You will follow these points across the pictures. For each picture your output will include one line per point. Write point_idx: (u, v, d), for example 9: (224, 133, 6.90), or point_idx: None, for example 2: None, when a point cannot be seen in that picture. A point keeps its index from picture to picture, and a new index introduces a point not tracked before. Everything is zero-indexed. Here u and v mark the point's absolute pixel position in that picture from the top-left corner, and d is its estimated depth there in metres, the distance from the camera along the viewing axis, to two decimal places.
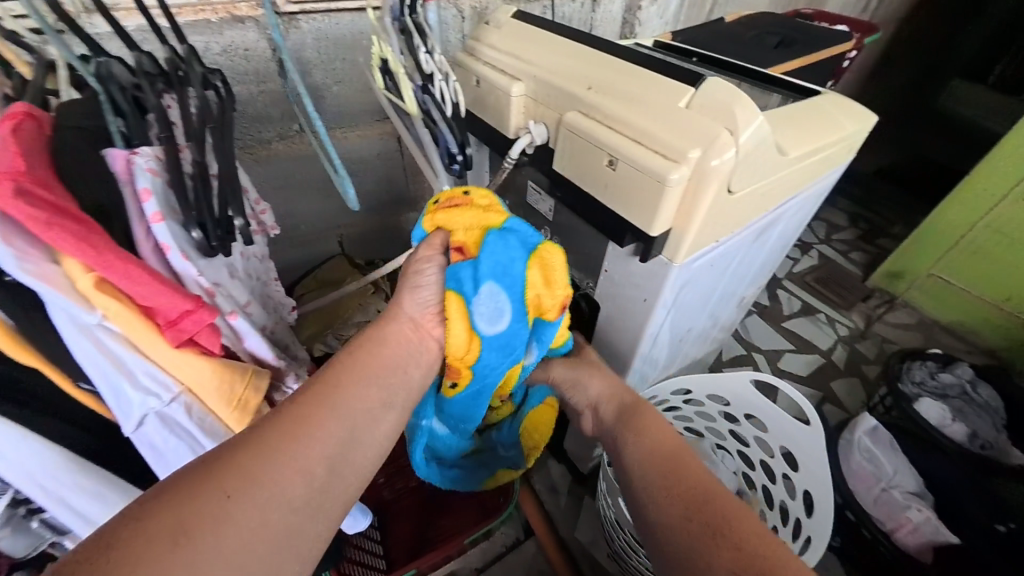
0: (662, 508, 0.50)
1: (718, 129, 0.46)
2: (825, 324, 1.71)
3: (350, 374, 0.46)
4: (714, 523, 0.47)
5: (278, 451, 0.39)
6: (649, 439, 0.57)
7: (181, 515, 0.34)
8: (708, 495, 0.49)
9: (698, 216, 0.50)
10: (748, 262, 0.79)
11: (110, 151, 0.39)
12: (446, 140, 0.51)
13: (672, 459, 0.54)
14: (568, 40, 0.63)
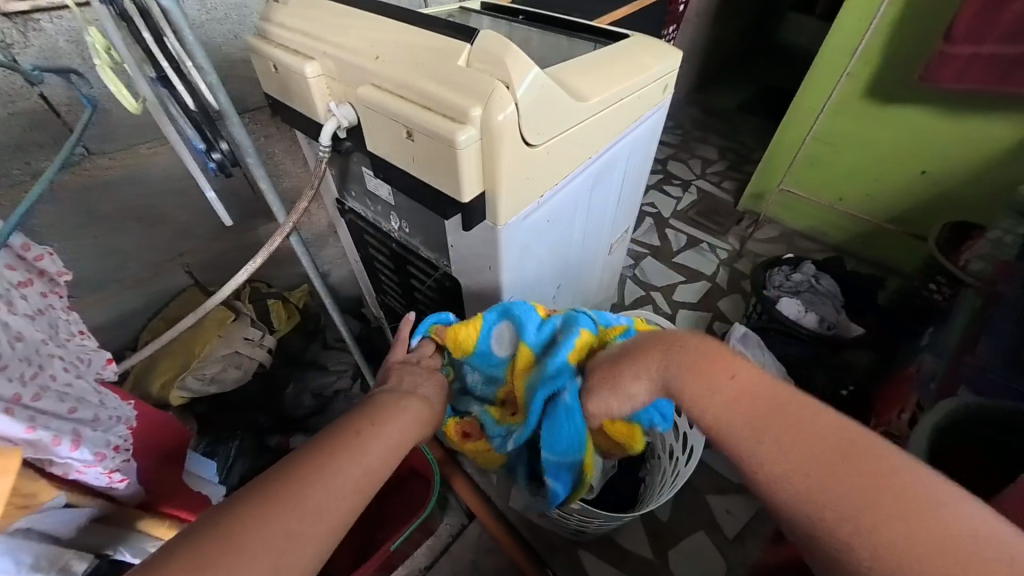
0: (786, 472, 0.36)
1: (494, 83, 0.45)
2: (708, 252, 1.88)
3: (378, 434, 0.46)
4: (914, 505, 0.32)
5: (348, 450, 0.43)
6: (724, 394, 0.41)
7: (274, 496, 0.37)
8: (844, 447, 0.35)
9: (503, 174, 0.49)
10: (600, 210, 0.83)
11: None
12: (192, 140, 0.49)
13: (790, 414, 0.38)
14: (354, 10, 0.58)
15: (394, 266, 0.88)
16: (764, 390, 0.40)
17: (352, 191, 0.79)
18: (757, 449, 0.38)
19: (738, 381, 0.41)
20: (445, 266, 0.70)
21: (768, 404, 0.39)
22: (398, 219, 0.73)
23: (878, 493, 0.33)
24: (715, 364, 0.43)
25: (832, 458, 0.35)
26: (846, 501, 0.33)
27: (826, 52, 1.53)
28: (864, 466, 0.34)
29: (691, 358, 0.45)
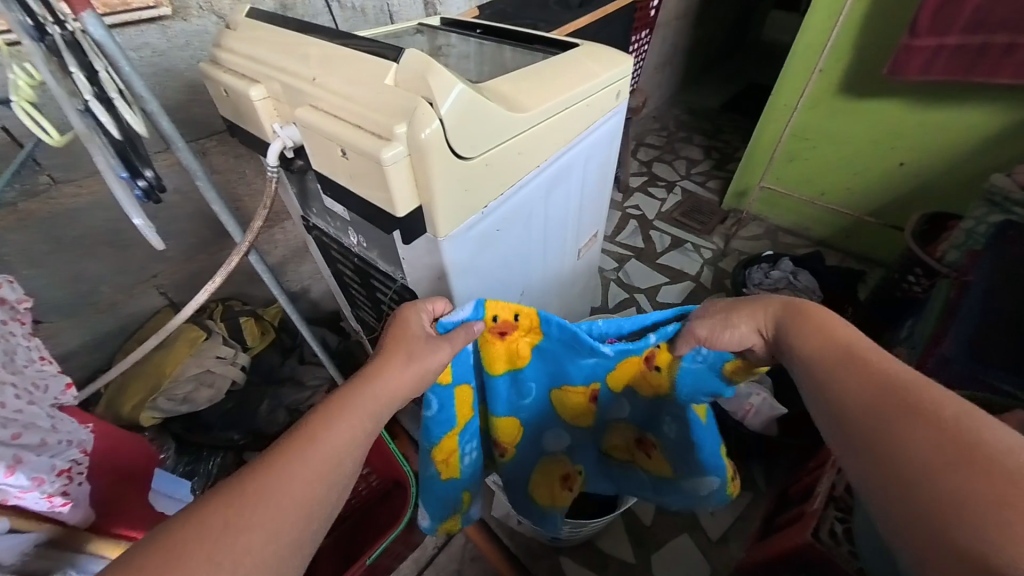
0: (900, 429, 0.38)
1: (418, 101, 0.46)
2: (692, 252, 1.89)
3: (348, 405, 0.48)
4: (976, 448, 0.35)
5: (296, 461, 0.43)
6: (844, 368, 0.45)
7: (271, 463, 0.42)
8: (960, 424, 0.37)
9: (436, 189, 0.50)
10: (561, 218, 0.84)
11: None
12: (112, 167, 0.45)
13: (868, 363, 0.44)
14: (296, 35, 0.60)
15: (361, 280, 0.89)
16: (862, 346, 0.46)
17: (313, 207, 0.81)
18: (832, 381, 0.45)
19: (828, 337, 0.48)
20: (401, 278, 0.70)
21: (850, 352, 0.46)
22: (354, 233, 0.74)
23: (932, 426, 0.37)
24: (814, 324, 0.51)
25: (887, 398, 0.41)
26: (901, 431, 0.38)
27: (797, 49, 1.54)
28: (933, 407, 0.38)
29: (789, 316, 0.53)
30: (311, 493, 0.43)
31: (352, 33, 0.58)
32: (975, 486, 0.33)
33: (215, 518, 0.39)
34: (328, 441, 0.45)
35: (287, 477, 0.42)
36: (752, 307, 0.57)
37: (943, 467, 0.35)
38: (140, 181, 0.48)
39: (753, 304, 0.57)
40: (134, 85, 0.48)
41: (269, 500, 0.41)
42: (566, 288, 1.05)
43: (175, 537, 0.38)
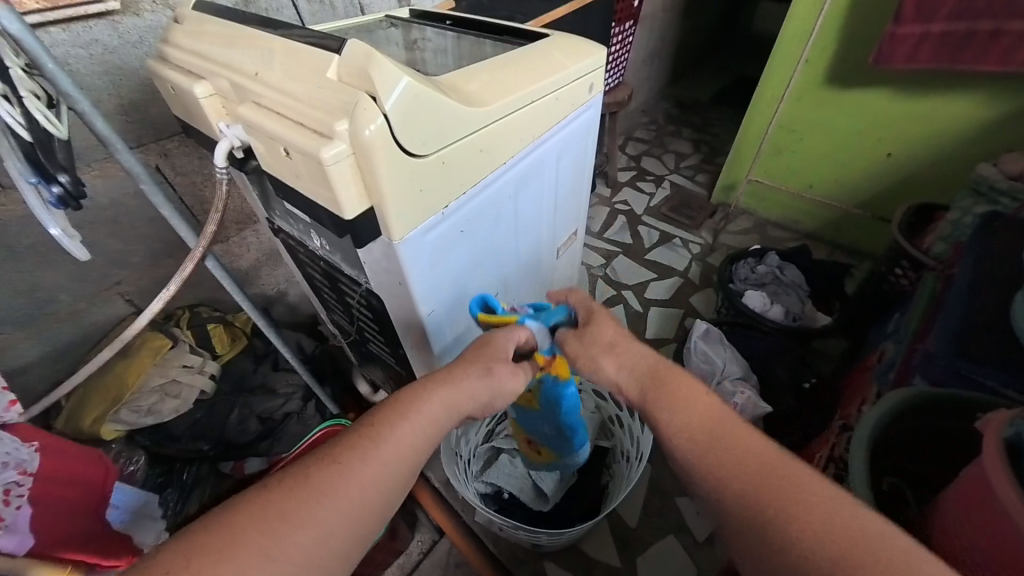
0: (779, 528, 0.40)
1: (360, 96, 0.43)
2: (680, 248, 1.86)
3: (410, 412, 0.50)
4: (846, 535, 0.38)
5: (370, 446, 0.46)
6: (701, 454, 0.46)
7: (335, 461, 0.44)
8: (811, 502, 0.40)
9: (386, 189, 0.47)
10: (534, 217, 0.82)
11: None
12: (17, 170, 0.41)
13: (715, 422, 0.48)
14: (240, 27, 0.57)
15: (330, 284, 0.86)
16: (705, 399, 0.50)
17: (275, 209, 0.78)
18: (689, 447, 0.47)
19: (679, 394, 0.51)
20: (365, 282, 0.68)
21: (700, 408, 0.49)
22: (316, 235, 0.71)
23: (777, 494, 0.41)
24: (665, 378, 0.53)
25: (739, 464, 0.44)
26: (780, 534, 0.40)
27: (782, 40, 1.51)
28: (787, 490, 0.41)
29: (642, 365, 0.56)
30: (370, 498, 0.44)
31: (300, 26, 0.55)
32: (795, 532, 0.39)
33: (285, 509, 0.40)
34: (401, 436, 0.48)
35: (362, 461, 0.44)
36: (606, 353, 0.58)
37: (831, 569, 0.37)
38: (53, 187, 0.43)
39: (603, 351, 0.59)
40: (59, 82, 0.44)
41: (344, 479, 0.43)
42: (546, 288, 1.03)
43: (257, 501, 0.40)
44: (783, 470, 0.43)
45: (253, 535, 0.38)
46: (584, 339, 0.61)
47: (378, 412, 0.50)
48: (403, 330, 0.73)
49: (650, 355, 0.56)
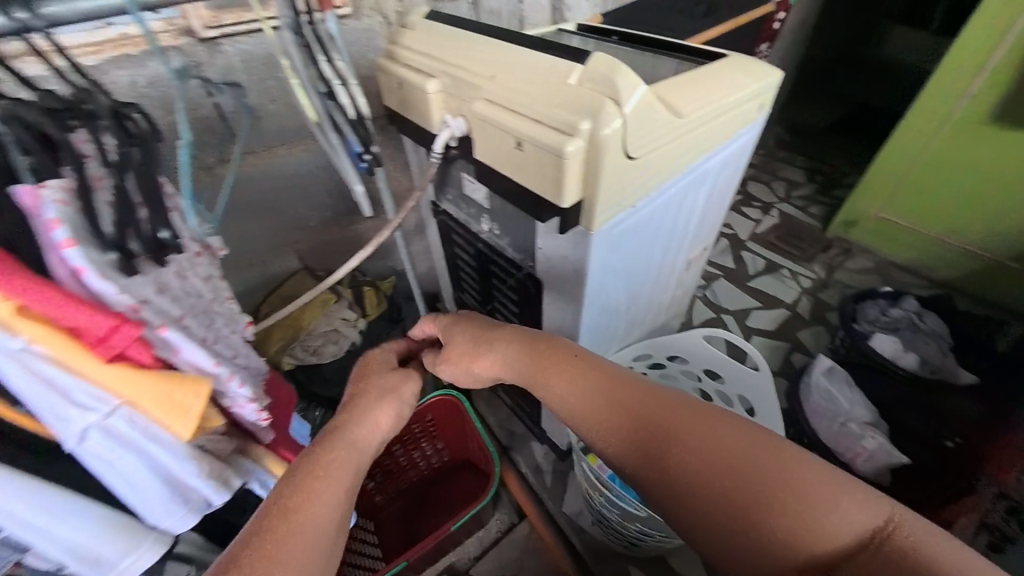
0: (665, 460, 0.47)
1: (604, 100, 0.49)
2: (788, 279, 1.77)
3: (325, 460, 0.49)
4: (695, 436, 0.47)
5: (303, 501, 0.45)
6: (602, 421, 0.52)
7: (274, 522, 0.43)
8: (667, 423, 0.48)
9: (602, 185, 0.54)
10: (681, 226, 0.84)
11: (16, 187, 0.37)
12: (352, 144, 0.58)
13: (627, 406, 0.51)
14: (473, 36, 0.66)
15: (477, 265, 0.95)
16: (577, 369, 0.55)
17: (448, 193, 0.88)
18: (599, 436, 0.53)
19: (570, 379, 0.55)
20: (530, 267, 0.75)
21: (601, 393, 0.53)
22: (488, 220, 0.81)
23: (707, 471, 0.45)
24: (548, 366, 0.56)
25: (657, 450, 0.48)
26: (670, 457, 0.48)
27: (945, 70, 1.38)
28: (658, 419, 0.49)
29: (523, 348, 0.59)
30: (325, 529, 0.45)
31: (529, 38, 0.63)
32: (673, 455, 0.47)
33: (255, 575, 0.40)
34: (328, 483, 0.48)
35: (306, 513, 0.45)
36: (477, 351, 0.62)
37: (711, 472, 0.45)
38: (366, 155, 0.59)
39: (476, 347, 0.62)
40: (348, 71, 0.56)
41: (294, 534, 0.43)
42: (666, 298, 1.05)
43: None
44: (673, 421, 0.48)
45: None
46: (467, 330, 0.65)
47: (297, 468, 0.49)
48: (553, 314, 0.80)
49: (522, 342, 0.60)
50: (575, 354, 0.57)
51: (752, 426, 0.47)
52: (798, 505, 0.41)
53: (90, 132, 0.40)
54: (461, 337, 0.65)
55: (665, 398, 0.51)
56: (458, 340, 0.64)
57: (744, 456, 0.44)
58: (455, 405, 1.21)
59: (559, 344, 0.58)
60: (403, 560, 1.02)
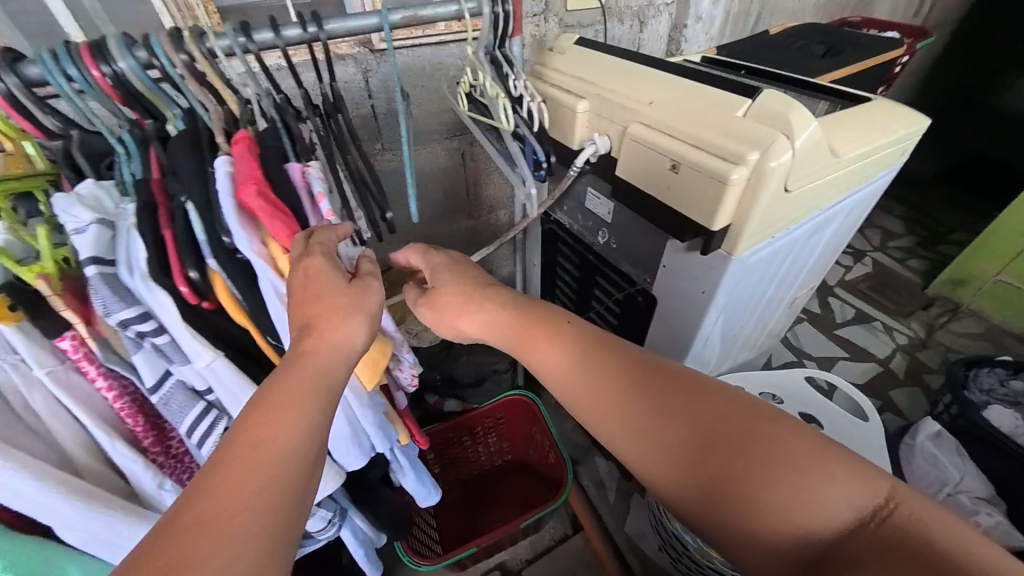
0: (671, 437, 0.43)
1: (776, 135, 0.52)
2: (882, 332, 1.66)
3: (288, 390, 0.37)
4: (700, 414, 0.43)
5: (272, 429, 0.35)
6: (606, 392, 0.48)
7: (224, 468, 0.33)
8: (673, 394, 0.45)
9: (756, 213, 0.56)
10: (798, 262, 0.84)
11: (290, 165, 0.46)
12: (534, 150, 0.57)
13: (631, 376, 0.47)
14: (627, 64, 0.71)
15: (579, 275, 0.99)
16: (570, 332, 0.52)
17: (563, 204, 0.93)
18: (599, 409, 0.48)
19: (558, 347, 0.51)
20: (647, 283, 0.78)
21: (590, 364, 0.49)
22: (606, 233, 0.85)
23: (694, 440, 0.42)
24: (536, 333, 0.53)
25: (647, 423, 0.45)
26: (673, 431, 0.44)
27: None
28: (662, 389, 0.46)
29: (517, 311, 0.55)
30: (274, 474, 0.34)
31: (685, 69, 0.67)
32: (673, 430, 0.43)
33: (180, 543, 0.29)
34: (293, 414, 0.36)
35: (265, 454, 0.34)
36: (467, 306, 0.56)
37: (724, 448, 0.41)
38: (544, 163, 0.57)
39: (467, 299, 0.56)
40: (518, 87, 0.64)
41: (253, 477, 0.33)
42: (759, 331, 1.04)
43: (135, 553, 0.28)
44: (678, 393, 0.45)
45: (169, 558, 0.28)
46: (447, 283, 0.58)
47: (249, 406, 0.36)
48: (660, 331, 0.82)
49: (515, 304, 0.55)
50: (566, 320, 0.53)
51: (761, 406, 0.43)
52: (794, 482, 0.38)
53: (317, 126, 0.52)
54: (451, 287, 0.57)
55: (653, 368, 0.47)
56: (446, 293, 0.57)
57: (734, 429, 0.41)
58: (528, 406, 1.27)
59: (547, 310, 0.55)
60: (472, 547, 1.06)
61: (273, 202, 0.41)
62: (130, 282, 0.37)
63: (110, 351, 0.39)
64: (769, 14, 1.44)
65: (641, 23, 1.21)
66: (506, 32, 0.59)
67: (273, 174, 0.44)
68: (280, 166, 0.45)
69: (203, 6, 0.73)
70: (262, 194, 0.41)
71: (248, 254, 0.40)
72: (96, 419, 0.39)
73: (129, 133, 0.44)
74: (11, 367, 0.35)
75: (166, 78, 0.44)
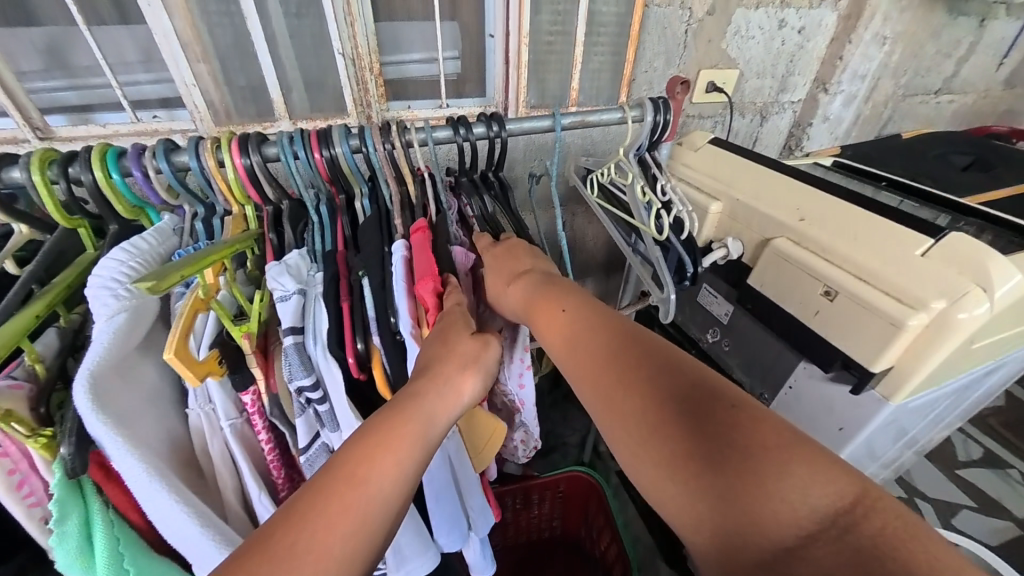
0: (638, 418, 0.34)
1: (968, 287, 0.47)
2: (1021, 485, 1.38)
3: (393, 427, 0.34)
4: (686, 407, 0.33)
5: (374, 467, 0.32)
6: (582, 359, 0.39)
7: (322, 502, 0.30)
8: (660, 370, 0.35)
9: (930, 364, 0.50)
10: (953, 403, 0.72)
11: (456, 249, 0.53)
12: (683, 256, 0.56)
13: (618, 344, 0.37)
14: (768, 171, 0.70)
15: None
16: (570, 308, 0.42)
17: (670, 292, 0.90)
18: (576, 378, 0.39)
19: (562, 328, 0.41)
20: (765, 399, 0.72)
21: (588, 342, 0.39)
22: (718, 333, 0.80)
23: (690, 442, 0.32)
24: (548, 307, 0.43)
25: (642, 422, 0.34)
26: (643, 415, 0.34)
27: None
28: (649, 366, 0.35)
29: (533, 286, 0.46)
30: (363, 521, 0.30)
31: (850, 190, 0.62)
32: (647, 415, 0.34)
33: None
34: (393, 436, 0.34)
35: (357, 493, 0.31)
36: (505, 287, 0.48)
37: (706, 457, 0.31)
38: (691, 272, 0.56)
39: (499, 275, 0.49)
40: None
41: (342, 516, 0.30)
42: (878, 466, 0.91)
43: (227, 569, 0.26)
44: (667, 371, 0.35)
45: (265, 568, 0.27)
46: (500, 258, 0.50)
47: (360, 428, 0.34)
48: None
49: (537, 280, 0.46)
50: (568, 300, 0.43)
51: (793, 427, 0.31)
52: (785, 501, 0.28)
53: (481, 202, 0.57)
54: (495, 268, 0.50)
55: (654, 356, 0.36)
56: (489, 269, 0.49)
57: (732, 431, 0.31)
58: (593, 485, 1.18)
59: (556, 286, 0.45)
60: None
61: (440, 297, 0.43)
62: (313, 351, 0.40)
63: (278, 409, 0.41)
64: (902, 117, 1.37)
65: (763, 117, 1.20)
66: (660, 138, 0.61)
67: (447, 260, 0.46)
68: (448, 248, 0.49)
69: (374, 80, 0.83)
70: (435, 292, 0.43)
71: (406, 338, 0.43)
72: (252, 468, 0.41)
73: (325, 205, 0.49)
74: (203, 414, 0.39)
75: (366, 161, 0.49)
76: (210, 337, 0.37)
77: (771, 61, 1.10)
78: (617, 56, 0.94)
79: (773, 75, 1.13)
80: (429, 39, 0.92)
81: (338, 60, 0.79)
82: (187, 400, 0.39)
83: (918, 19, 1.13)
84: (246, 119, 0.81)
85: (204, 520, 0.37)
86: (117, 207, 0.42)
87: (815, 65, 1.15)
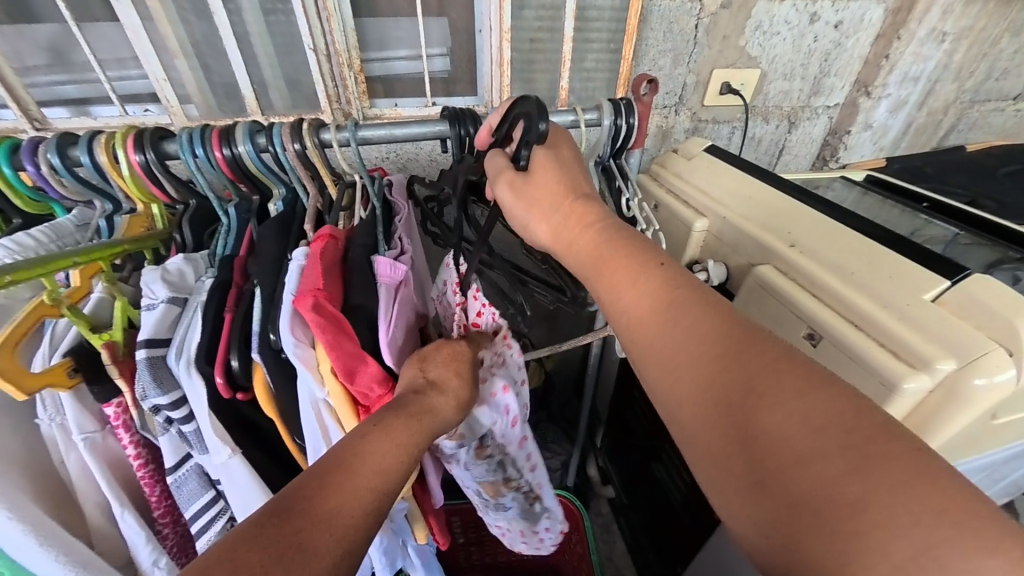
0: (755, 420, 0.28)
1: (991, 345, 0.37)
2: None
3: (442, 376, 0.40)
4: (831, 424, 0.26)
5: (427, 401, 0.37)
6: (678, 333, 0.32)
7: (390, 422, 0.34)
8: (785, 374, 0.28)
9: (938, 438, 0.39)
10: (989, 478, 0.59)
11: (377, 258, 0.43)
12: None
13: (732, 337, 0.31)
14: (766, 187, 0.60)
15: None
16: (660, 273, 0.35)
17: None
18: (667, 355, 0.32)
19: (636, 286, 0.35)
20: None
21: (678, 305, 0.33)
22: None
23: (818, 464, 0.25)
24: (629, 267, 0.36)
25: (727, 406, 0.29)
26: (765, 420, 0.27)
27: None
28: (773, 365, 0.28)
29: (603, 238, 0.39)
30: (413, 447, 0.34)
31: (863, 220, 0.52)
32: (763, 419, 0.27)
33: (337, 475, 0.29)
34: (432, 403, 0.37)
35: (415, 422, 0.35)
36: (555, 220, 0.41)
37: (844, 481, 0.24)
38: None
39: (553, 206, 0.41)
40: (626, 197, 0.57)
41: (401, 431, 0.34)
42: None
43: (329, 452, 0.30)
44: (797, 382, 0.28)
45: (338, 486, 0.29)
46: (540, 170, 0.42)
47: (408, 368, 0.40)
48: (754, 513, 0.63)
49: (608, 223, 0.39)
50: (656, 255, 0.37)
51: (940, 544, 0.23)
52: (839, 514, 0.24)
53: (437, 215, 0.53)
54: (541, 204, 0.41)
55: (759, 335, 0.31)
56: (539, 187, 0.41)
57: (829, 428, 0.26)
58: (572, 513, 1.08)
59: (639, 240, 0.38)
60: None
61: (333, 315, 0.37)
62: (173, 366, 0.37)
63: (143, 423, 0.39)
64: (968, 128, 1.18)
65: (791, 123, 1.06)
66: (625, 145, 0.53)
67: (350, 276, 0.42)
68: (367, 260, 0.43)
69: (354, 78, 0.81)
70: (320, 307, 0.37)
71: (291, 358, 0.37)
72: (115, 486, 0.39)
73: (235, 207, 0.46)
74: (57, 426, 0.37)
75: (277, 162, 0.45)
76: (66, 344, 0.36)
77: (801, 61, 0.97)
78: (614, 54, 0.86)
79: (804, 77, 0.99)
80: (415, 35, 0.84)
81: (310, 56, 0.77)
82: (39, 409, 0.38)
83: (991, 13, 0.96)
84: (223, 117, 0.81)
85: (44, 538, 0.35)
86: (16, 200, 0.44)
87: (856, 65, 1.00)
